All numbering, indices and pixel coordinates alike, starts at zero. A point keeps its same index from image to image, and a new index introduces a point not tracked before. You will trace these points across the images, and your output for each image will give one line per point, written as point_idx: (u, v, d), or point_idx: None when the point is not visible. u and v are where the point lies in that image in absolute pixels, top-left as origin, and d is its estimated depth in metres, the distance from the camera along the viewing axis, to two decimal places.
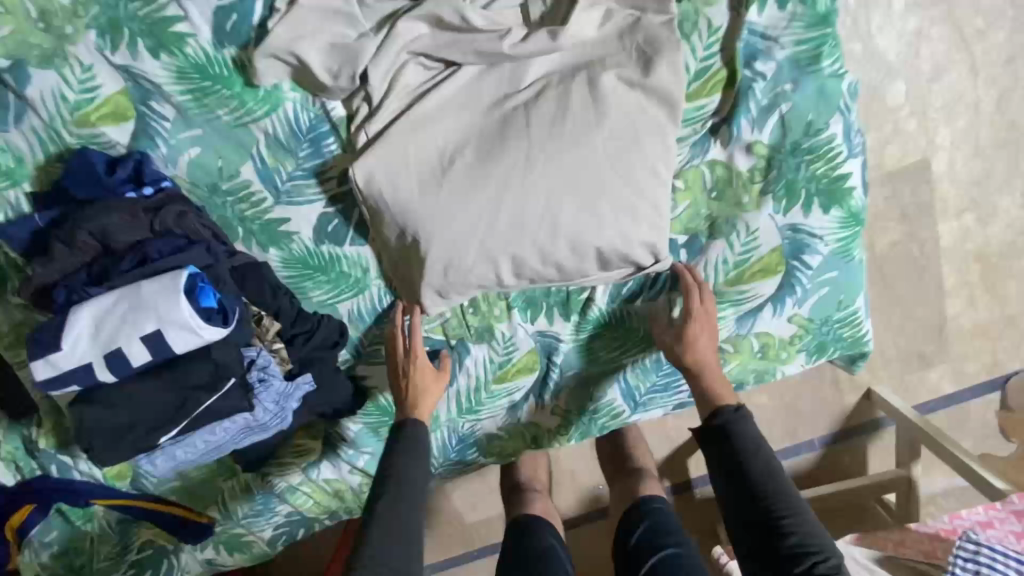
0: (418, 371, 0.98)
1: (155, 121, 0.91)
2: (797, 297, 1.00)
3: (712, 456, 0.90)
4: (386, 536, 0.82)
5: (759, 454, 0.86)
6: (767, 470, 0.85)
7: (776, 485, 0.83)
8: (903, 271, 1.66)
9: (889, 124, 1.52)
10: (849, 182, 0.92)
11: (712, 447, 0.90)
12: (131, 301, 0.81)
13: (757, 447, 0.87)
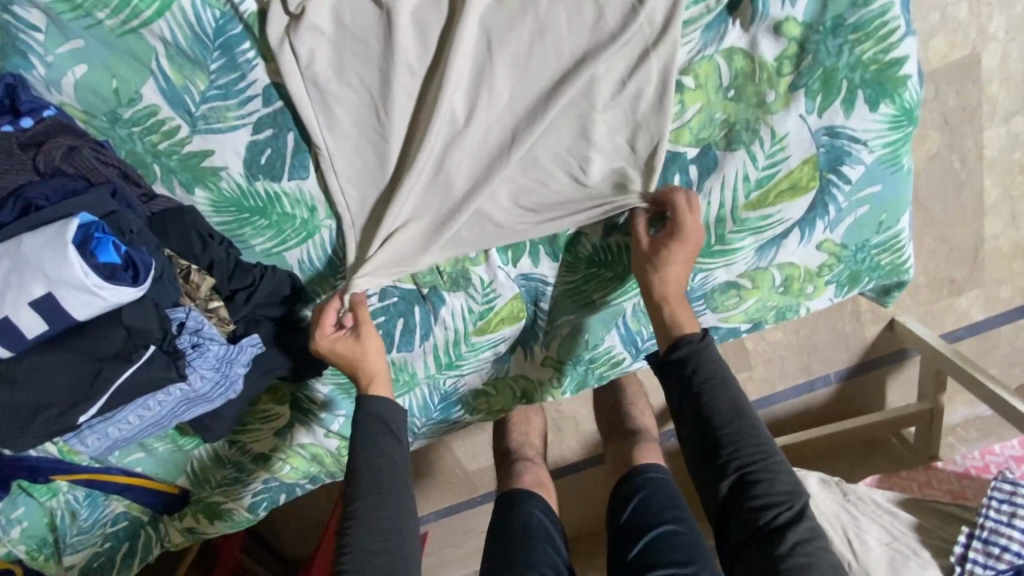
0: (344, 356, 0.86)
1: (22, 32, 0.72)
2: (830, 220, 0.84)
3: (674, 391, 0.82)
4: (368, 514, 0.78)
5: (724, 391, 0.78)
6: (732, 406, 0.78)
7: (737, 423, 0.77)
8: (941, 188, 1.46)
9: (936, 11, 1.28)
10: (906, 69, 0.73)
11: (672, 376, 0.82)
12: (10, 259, 0.66)
13: (724, 380, 0.79)
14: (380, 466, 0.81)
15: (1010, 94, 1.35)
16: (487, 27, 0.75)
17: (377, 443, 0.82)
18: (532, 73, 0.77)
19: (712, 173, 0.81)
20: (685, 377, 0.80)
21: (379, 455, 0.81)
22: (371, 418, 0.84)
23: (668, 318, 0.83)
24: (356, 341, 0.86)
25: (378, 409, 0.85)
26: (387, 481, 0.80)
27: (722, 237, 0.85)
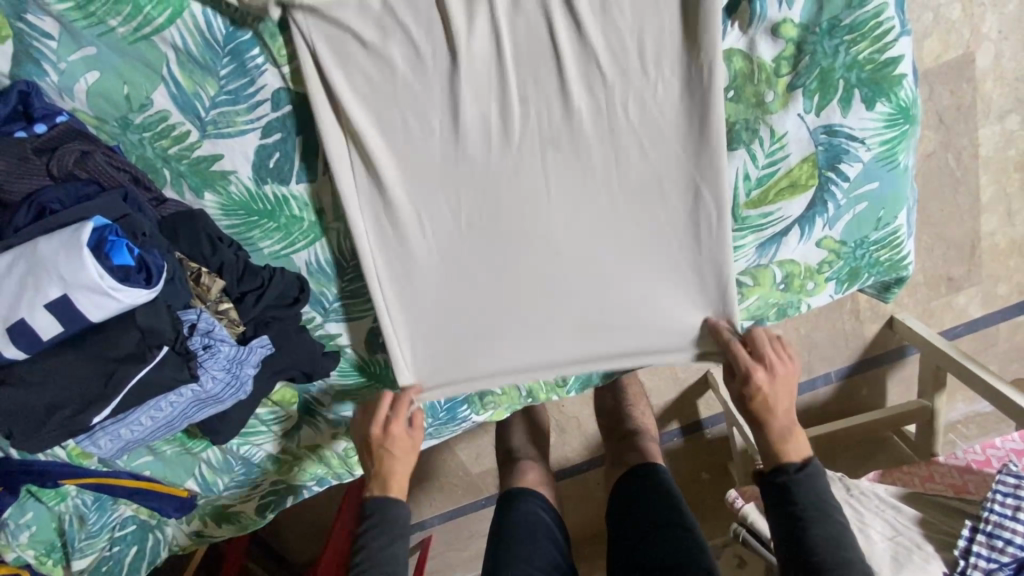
0: (386, 446, 0.93)
1: (36, 40, 0.73)
2: (828, 218, 0.86)
3: (773, 516, 0.88)
4: None
5: (826, 519, 0.84)
6: (832, 532, 0.82)
7: (837, 557, 0.80)
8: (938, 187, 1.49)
9: (930, 12, 1.30)
10: (900, 69, 0.74)
11: (776, 489, 0.88)
12: (27, 262, 0.67)
13: (832, 524, 0.83)
14: (388, 555, 0.88)
15: (1004, 93, 1.38)
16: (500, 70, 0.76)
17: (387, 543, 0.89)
18: (540, 118, 0.79)
19: None
20: (786, 504, 0.86)
21: (391, 548, 0.88)
22: (382, 525, 0.90)
23: (775, 443, 0.89)
24: (409, 436, 0.94)
25: (392, 508, 0.91)
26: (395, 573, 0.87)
27: None
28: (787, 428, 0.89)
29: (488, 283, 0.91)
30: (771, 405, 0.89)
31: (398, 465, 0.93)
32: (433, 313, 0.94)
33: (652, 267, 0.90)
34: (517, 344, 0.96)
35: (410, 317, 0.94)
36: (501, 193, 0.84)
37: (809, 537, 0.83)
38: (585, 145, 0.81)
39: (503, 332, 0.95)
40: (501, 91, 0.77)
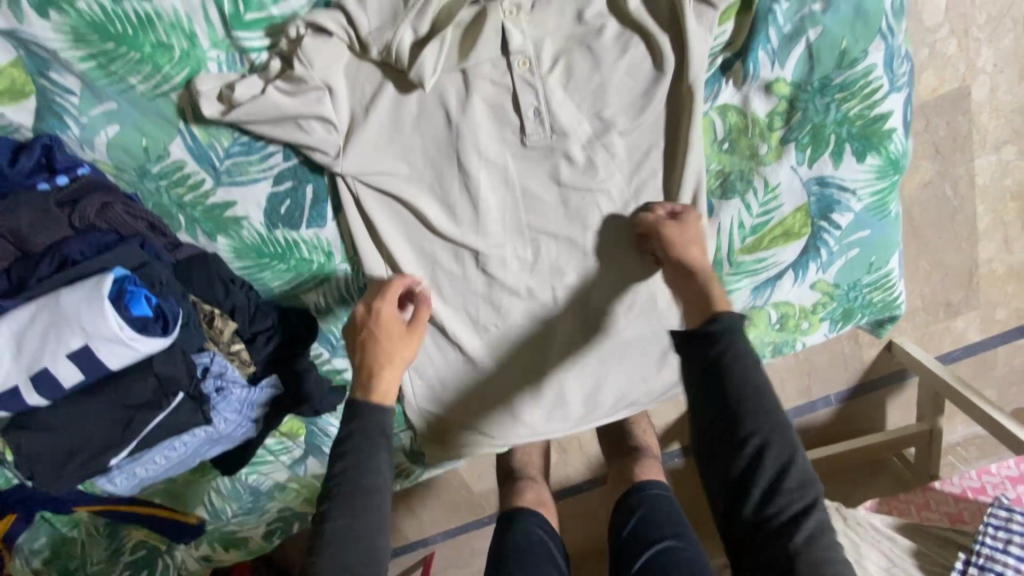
0: (381, 325, 0.77)
1: (60, 96, 0.77)
2: (822, 262, 0.88)
3: (704, 410, 0.68)
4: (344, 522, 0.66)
5: (764, 402, 0.66)
6: (752, 372, 0.67)
7: (759, 406, 0.65)
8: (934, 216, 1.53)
9: (926, 47, 1.34)
10: (889, 124, 0.77)
11: (695, 361, 0.70)
12: (51, 314, 0.70)
13: (756, 370, 0.67)
14: (365, 448, 0.69)
15: (1000, 125, 1.41)
16: (505, 141, 0.80)
17: (344, 510, 0.66)
18: (542, 182, 0.83)
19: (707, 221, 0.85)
20: (708, 341, 0.69)
21: (342, 523, 0.65)
22: (356, 437, 0.69)
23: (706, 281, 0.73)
24: (405, 330, 0.78)
25: (377, 419, 0.71)
26: (372, 484, 0.68)
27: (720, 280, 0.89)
28: (707, 271, 0.77)
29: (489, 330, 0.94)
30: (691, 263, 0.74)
31: (389, 345, 0.76)
32: (455, 386, 0.99)
33: (644, 345, 0.97)
34: (532, 414, 1.02)
35: (432, 388, 0.99)
36: (505, 249, 0.87)
37: (719, 360, 0.67)
38: (579, 233, 0.86)
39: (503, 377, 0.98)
40: (505, 186, 0.83)
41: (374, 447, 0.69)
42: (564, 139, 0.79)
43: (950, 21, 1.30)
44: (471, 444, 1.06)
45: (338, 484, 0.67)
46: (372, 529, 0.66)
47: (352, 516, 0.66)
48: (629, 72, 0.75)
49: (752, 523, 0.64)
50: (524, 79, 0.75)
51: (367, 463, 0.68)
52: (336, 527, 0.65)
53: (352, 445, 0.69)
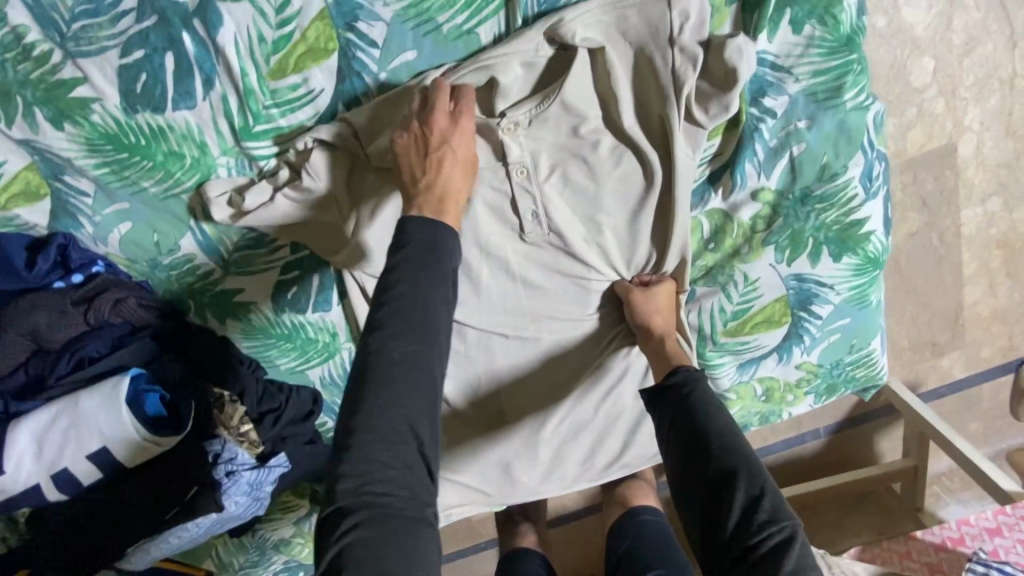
0: (429, 135, 0.69)
1: (73, 197, 0.79)
2: (806, 346, 0.93)
3: (679, 448, 0.78)
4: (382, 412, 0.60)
5: (730, 440, 0.76)
6: (714, 409, 0.79)
7: (728, 444, 0.75)
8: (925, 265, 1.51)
9: (913, 106, 1.29)
10: (866, 228, 0.81)
11: (664, 407, 0.82)
12: (69, 417, 0.75)
13: (716, 407, 0.79)
14: (415, 259, 0.64)
15: (987, 179, 1.40)
16: (502, 239, 0.84)
17: (381, 409, 0.60)
18: (538, 273, 0.88)
19: (690, 303, 0.89)
20: (676, 392, 0.81)
21: (380, 456, 0.60)
22: (410, 252, 0.64)
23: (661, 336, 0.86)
24: (470, 165, 0.72)
25: (435, 235, 0.65)
26: (428, 329, 0.62)
27: (703, 356, 0.93)
28: (665, 332, 0.86)
29: (486, 393, 1.01)
30: (643, 316, 0.86)
31: (449, 179, 0.69)
32: (455, 441, 1.06)
33: (633, 407, 1.04)
34: (528, 472, 1.07)
35: (435, 442, 1.07)
36: (504, 326, 0.94)
37: (689, 408, 0.79)
38: (571, 312, 0.94)
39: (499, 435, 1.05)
40: (504, 276, 0.88)
41: (430, 312, 0.63)
42: (560, 238, 0.83)
43: (938, 81, 1.27)
44: (468, 499, 1.10)
45: (387, 352, 0.61)
46: (416, 466, 0.61)
47: (392, 424, 0.60)
48: (623, 178, 0.78)
49: (730, 555, 0.72)
50: (521, 186, 0.78)
51: (415, 345, 0.62)
52: (388, 356, 0.61)
53: (398, 276, 0.62)
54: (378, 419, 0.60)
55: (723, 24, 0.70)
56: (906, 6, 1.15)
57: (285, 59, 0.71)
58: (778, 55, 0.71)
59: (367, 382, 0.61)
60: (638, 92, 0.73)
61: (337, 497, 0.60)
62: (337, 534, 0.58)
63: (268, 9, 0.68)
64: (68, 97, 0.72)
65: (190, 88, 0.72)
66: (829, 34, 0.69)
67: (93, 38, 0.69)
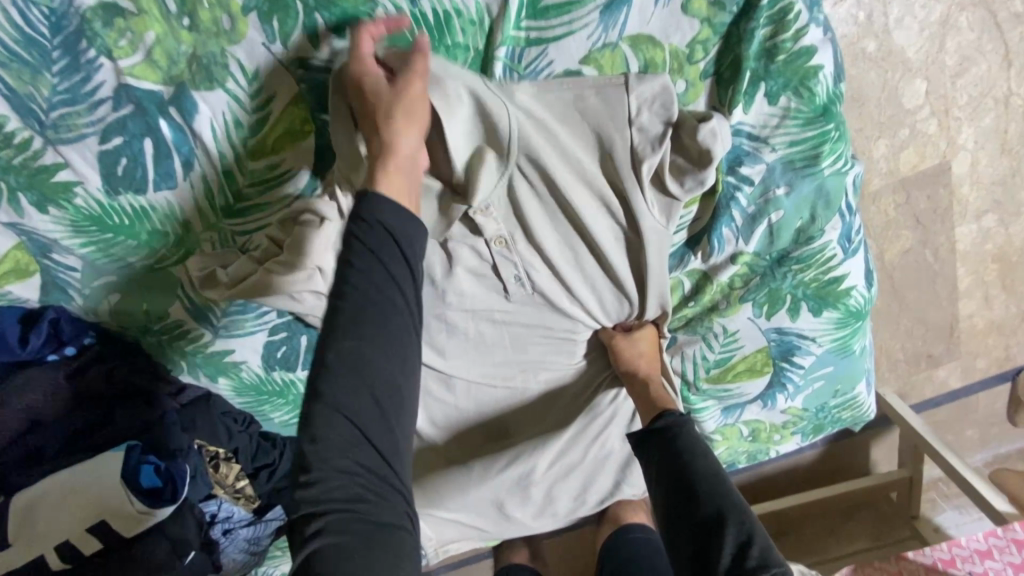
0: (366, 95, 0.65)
1: (62, 272, 0.80)
2: (788, 393, 0.94)
3: (665, 491, 0.73)
4: (335, 405, 0.56)
5: (718, 483, 0.71)
6: (699, 451, 0.74)
7: (716, 486, 0.70)
8: (913, 282, 1.19)
9: (905, 128, 1.01)
10: (846, 284, 0.83)
11: (650, 453, 0.77)
12: (66, 494, 0.78)
13: (704, 452, 0.74)
14: (370, 257, 0.58)
15: (982, 196, 1.12)
16: (487, 299, 0.83)
17: (333, 419, 0.56)
18: (525, 330, 0.87)
19: (672, 351, 0.89)
20: (661, 436, 0.77)
21: (336, 464, 0.56)
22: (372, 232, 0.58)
23: (655, 393, 0.84)
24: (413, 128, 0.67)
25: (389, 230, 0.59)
26: (385, 333, 0.58)
27: (686, 400, 0.93)
28: (651, 376, 0.86)
29: (479, 440, 1.00)
30: (629, 365, 0.86)
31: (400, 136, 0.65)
32: (451, 488, 1.04)
33: (626, 448, 1.02)
34: (522, 510, 1.06)
35: (426, 491, 1.05)
36: (495, 380, 0.93)
37: (675, 452, 0.74)
38: (558, 365, 0.93)
39: (490, 482, 1.03)
40: (489, 334, 0.87)
41: (388, 315, 0.58)
42: (545, 298, 0.83)
43: (933, 102, 1.00)
44: (465, 535, 1.10)
45: (330, 356, 0.57)
46: (376, 465, 0.58)
47: (349, 433, 0.57)
48: (612, 242, 0.78)
49: None
50: (502, 255, 0.79)
51: (368, 345, 0.57)
52: (329, 360, 0.57)
53: (351, 278, 0.57)
54: (334, 428, 0.56)
55: (698, 97, 0.72)
56: (897, 27, 0.92)
57: (263, 141, 0.72)
58: (754, 126, 0.73)
59: (317, 389, 0.57)
60: (613, 167, 0.73)
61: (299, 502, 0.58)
62: (302, 540, 0.57)
63: (242, 94, 0.69)
64: (50, 181, 0.73)
65: (170, 170, 0.73)
66: (805, 106, 0.71)
67: (71, 125, 0.70)
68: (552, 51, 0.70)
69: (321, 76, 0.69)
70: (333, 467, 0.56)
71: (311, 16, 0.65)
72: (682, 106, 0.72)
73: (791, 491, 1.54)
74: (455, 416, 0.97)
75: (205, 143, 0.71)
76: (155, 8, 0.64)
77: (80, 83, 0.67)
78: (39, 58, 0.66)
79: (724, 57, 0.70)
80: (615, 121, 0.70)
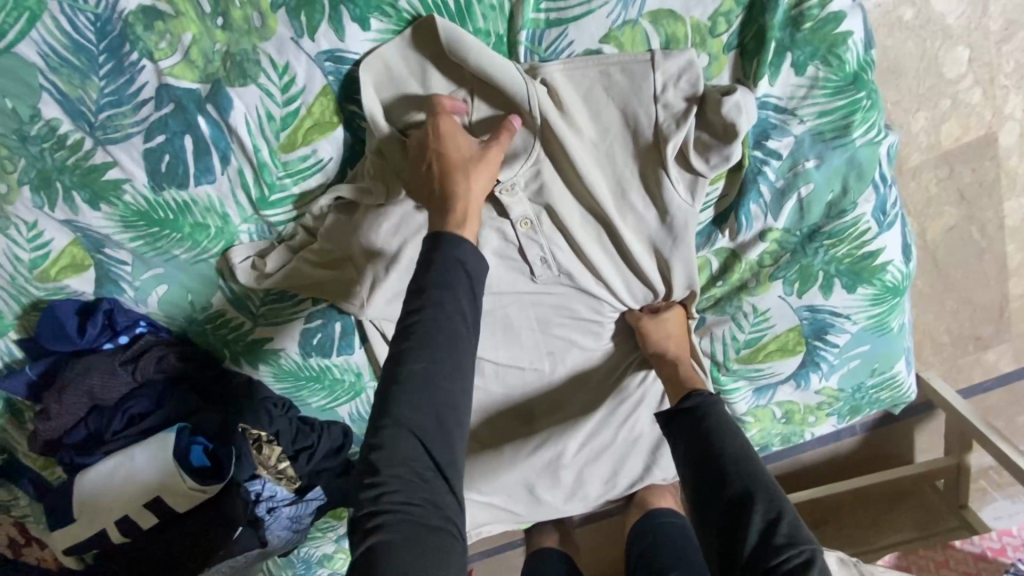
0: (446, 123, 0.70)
1: (114, 266, 0.85)
2: (822, 372, 0.92)
3: (693, 468, 0.73)
4: (403, 414, 0.59)
5: (747, 461, 0.70)
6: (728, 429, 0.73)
7: (744, 464, 0.70)
8: (959, 260, 1.14)
9: (948, 98, 0.97)
10: (882, 259, 0.80)
11: (678, 430, 0.77)
12: (122, 472, 0.84)
13: (732, 430, 0.74)
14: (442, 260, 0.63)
15: None
16: (513, 282, 0.85)
17: (394, 421, 0.59)
18: (552, 313, 0.88)
19: (700, 331, 0.89)
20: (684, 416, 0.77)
21: (398, 471, 0.59)
22: (442, 265, 0.63)
23: (684, 374, 0.84)
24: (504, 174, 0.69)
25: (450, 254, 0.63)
26: (445, 346, 0.61)
27: (716, 380, 0.92)
28: (680, 356, 0.85)
29: (508, 424, 1.02)
30: (656, 346, 0.86)
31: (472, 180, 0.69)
32: (482, 471, 1.06)
33: (656, 430, 1.02)
34: (552, 493, 1.07)
35: (457, 473, 1.07)
36: (523, 363, 0.94)
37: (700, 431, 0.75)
38: (586, 348, 0.93)
39: (520, 466, 1.04)
40: (515, 317, 0.88)
41: (451, 331, 0.61)
42: (571, 279, 0.84)
43: (977, 69, 0.96)
44: (497, 517, 1.12)
45: (405, 371, 0.60)
46: (432, 478, 0.60)
47: (407, 439, 0.59)
48: (637, 222, 0.78)
49: None
50: (527, 237, 0.79)
51: (436, 366, 0.60)
52: (404, 374, 0.60)
53: (427, 291, 0.61)
54: (392, 436, 0.59)
55: (722, 71, 0.71)
56: None
57: (294, 134, 0.74)
58: (781, 98, 0.71)
59: (388, 398, 0.60)
60: (637, 147, 0.73)
61: (360, 500, 0.60)
62: (363, 534, 0.59)
63: (274, 89, 0.71)
64: (101, 180, 0.78)
65: (209, 165, 0.76)
66: (834, 75, 0.69)
67: (118, 126, 0.74)
68: (572, 32, 0.70)
69: (348, 68, 0.71)
70: (396, 467, 0.58)
71: (337, 9, 0.67)
72: (704, 82, 0.71)
73: (830, 478, 1.50)
74: (484, 400, 0.99)
75: (241, 138, 0.74)
76: (191, 10, 0.67)
77: (126, 85, 0.71)
78: (87, 63, 0.70)
79: (747, 29, 0.69)
80: (638, 101, 0.71)
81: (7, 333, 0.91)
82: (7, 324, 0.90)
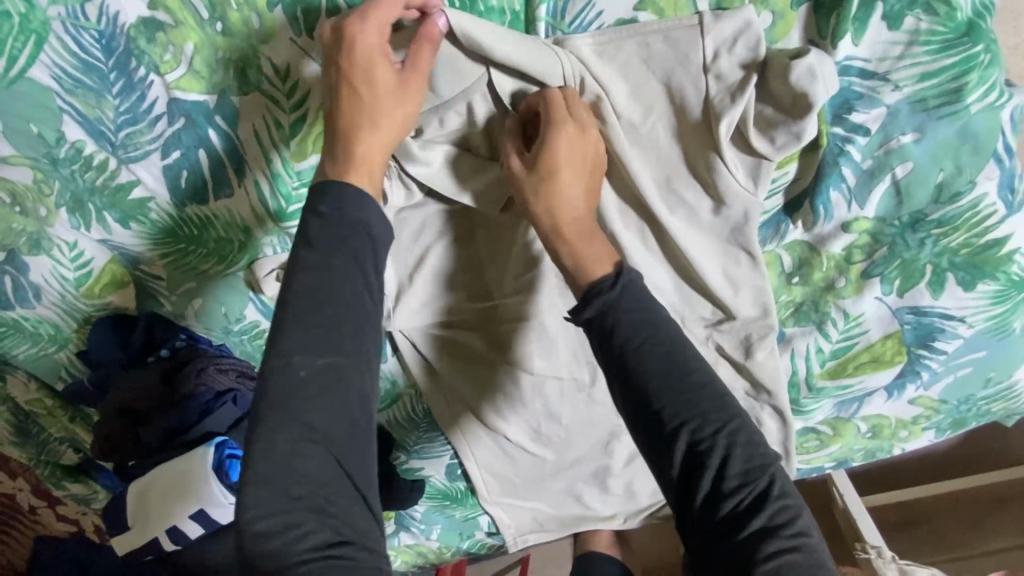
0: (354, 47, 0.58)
1: (151, 281, 0.87)
2: (923, 382, 0.78)
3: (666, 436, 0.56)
4: (297, 424, 0.52)
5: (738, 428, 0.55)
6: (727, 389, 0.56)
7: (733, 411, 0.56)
8: None
9: None
10: (1008, 248, 0.65)
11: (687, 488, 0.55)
12: (170, 484, 0.85)
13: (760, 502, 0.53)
14: (319, 238, 0.55)
15: None
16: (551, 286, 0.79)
17: (292, 440, 0.52)
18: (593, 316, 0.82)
19: (780, 346, 0.76)
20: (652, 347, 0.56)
21: (302, 497, 0.52)
22: (316, 225, 0.56)
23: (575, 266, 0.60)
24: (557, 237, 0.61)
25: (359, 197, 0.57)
26: (352, 332, 0.55)
27: (795, 401, 0.81)
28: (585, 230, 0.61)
29: (552, 437, 0.95)
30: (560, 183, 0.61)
31: (367, 110, 0.59)
32: (526, 479, 1.03)
33: None
34: (600, 497, 1.04)
35: (502, 478, 1.04)
36: (562, 371, 0.87)
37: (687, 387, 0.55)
38: None
39: (565, 472, 1.01)
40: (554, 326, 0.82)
41: (356, 310, 0.55)
42: None
43: None
44: (544, 521, 1.10)
45: (298, 370, 0.53)
46: (344, 503, 0.53)
47: (316, 455, 0.52)
48: (688, 217, 0.67)
49: None
50: None
51: (340, 359, 0.54)
52: (298, 375, 0.53)
53: (304, 264, 0.55)
54: (294, 466, 0.52)
55: (790, 32, 0.58)
56: None
57: (305, 140, 0.70)
58: (869, 60, 0.57)
59: (274, 408, 0.52)
60: (683, 131, 0.63)
61: (258, 563, 0.52)
62: None
63: (280, 95, 0.67)
64: (128, 199, 0.77)
65: (226, 179, 0.74)
66: (941, 26, 0.55)
67: (137, 144, 0.72)
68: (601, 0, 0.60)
69: None
70: (299, 495, 0.52)
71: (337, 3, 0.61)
72: (767, 45, 0.59)
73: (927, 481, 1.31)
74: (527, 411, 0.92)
75: (254, 151, 0.71)
76: (189, 17, 0.63)
77: (138, 102, 0.69)
78: (99, 81, 0.68)
79: None
80: (681, 75, 0.60)
81: (67, 345, 0.96)
82: (66, 337, 0.95)
